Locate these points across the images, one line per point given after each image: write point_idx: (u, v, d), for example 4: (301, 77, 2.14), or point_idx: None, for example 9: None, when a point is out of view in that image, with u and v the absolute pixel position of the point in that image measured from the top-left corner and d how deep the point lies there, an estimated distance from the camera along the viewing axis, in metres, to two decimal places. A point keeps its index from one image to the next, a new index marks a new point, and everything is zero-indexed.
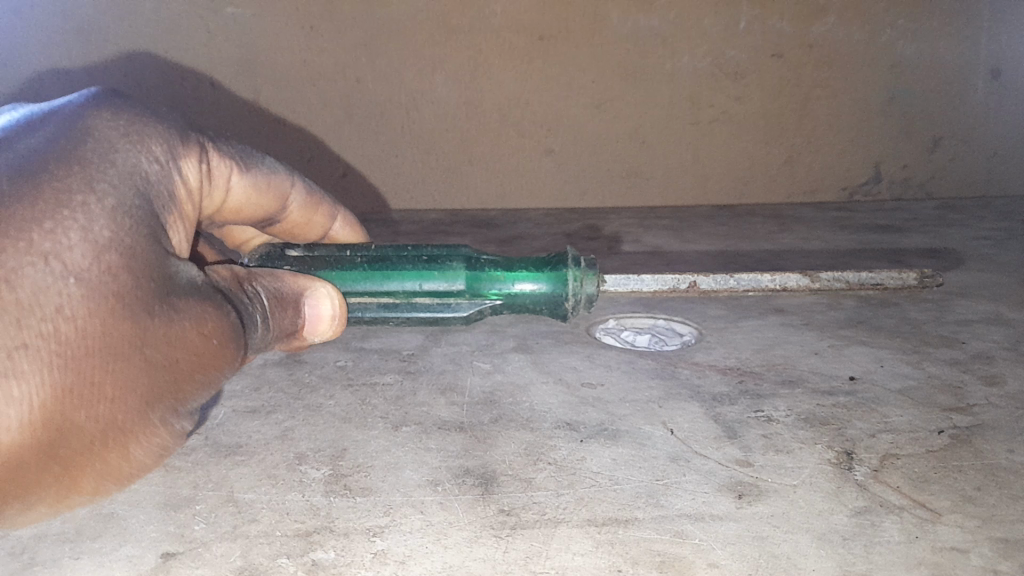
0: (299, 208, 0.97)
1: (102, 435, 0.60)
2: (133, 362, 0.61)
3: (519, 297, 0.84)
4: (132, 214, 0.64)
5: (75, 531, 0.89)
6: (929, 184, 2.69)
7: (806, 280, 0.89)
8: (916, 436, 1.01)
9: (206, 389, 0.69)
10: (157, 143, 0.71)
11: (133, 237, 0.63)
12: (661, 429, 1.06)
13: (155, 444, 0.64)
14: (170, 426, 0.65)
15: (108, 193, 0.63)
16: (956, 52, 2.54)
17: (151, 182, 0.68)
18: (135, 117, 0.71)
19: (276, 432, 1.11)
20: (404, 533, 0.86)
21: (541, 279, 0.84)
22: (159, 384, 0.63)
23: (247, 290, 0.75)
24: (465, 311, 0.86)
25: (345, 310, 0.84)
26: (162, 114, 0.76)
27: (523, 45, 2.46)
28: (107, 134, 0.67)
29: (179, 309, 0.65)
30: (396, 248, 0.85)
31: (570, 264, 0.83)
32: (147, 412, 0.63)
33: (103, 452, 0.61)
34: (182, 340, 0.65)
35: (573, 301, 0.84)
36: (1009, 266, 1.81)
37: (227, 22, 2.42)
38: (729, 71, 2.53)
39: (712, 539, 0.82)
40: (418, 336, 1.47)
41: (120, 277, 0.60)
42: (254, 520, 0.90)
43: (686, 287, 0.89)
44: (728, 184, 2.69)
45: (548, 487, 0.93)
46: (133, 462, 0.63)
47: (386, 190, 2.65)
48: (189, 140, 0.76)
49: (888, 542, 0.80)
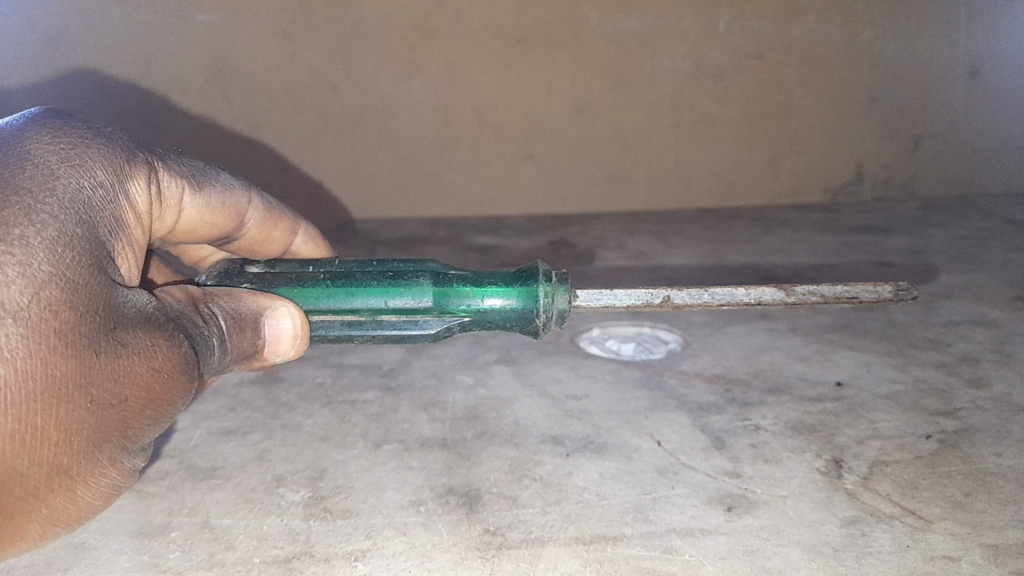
0: (257, 225, 0.95)
1: (47, 480, 0.57)
2: (78, 403, 0.58)
3: (489, 313, 0.81)
4: (74, 246, 0.61)
5: (44, 564, 0.86)
6: (910, 183, 2.71)
7: (782, 293, 0.80)
8: (904, 442, 1.00)
9: (157, 424, 0.66)
10: (100, 168, 0.68)
11: (74, 271, 0.60)
12: (648, 441, 1.04)
13: (105, 484, 0.62)
14: (120, 465, 0.63)
15: (48, 224, 0.60)
16: (932, 51, 2.56)
17: (95, 210, 0.66)
18: (76, 140, 0.68)
19: (253, 453, 1.08)
20: (387, 557, 0.83)
21: (512, 294, 0.80)
22: (106, 423, 0.61)
23: (203, 311, 0.74)
24: (433, 326, 0.82)
25: (308, 328, 0.80)
26: (106, 131, 0.73)
27: (502, 50, 2.45)
28: (47, 161, 0.64)
29: (125, 342, 0.62)
30: (361, 263, 0.82)
31: (541, 280, 0.79)
32: (94, 453, 0.60)
33: (48, 497, 0.58)
34: (130, 375, 0.62)
35: (545, 317, 0.80)
36: (991, 265, 1.82)
37: (197, 29, 2.38)
38: (708, 73, 2.54)
39: (702, 554, 0.80)
40: (398, 350, 1.45)
41: (62, 313, 0.58)
42: (230, 547, 0.87)
43: (660, 302, 0.81)
44: (710, 188, 2.70)
45: (534, 505, 0.91)
46: (82, 506, 0.61)
47: (365, 199, 2.61)
48: (136, 161, 0.74)
49: (880, 553, 0.79)
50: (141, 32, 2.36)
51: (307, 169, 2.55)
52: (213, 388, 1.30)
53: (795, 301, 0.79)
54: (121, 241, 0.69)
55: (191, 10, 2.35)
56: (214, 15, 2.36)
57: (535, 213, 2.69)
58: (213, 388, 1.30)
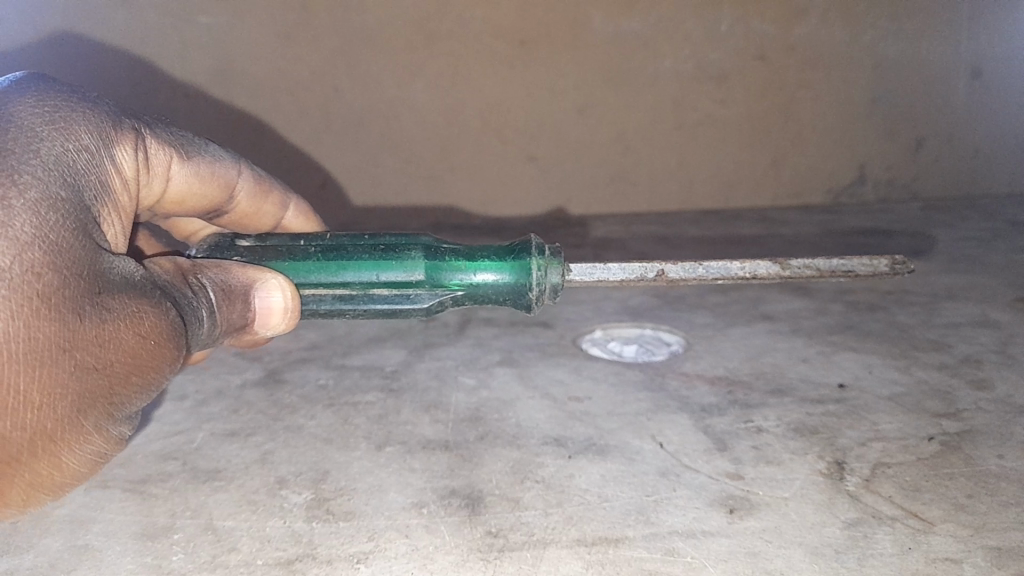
0: (247, 197, 0.95)
1: (31, 444, 0.58)
2: (62, 367, 0.58)
3: (481, 287, 0.81)
4: (58, 208, 0.61)
5: (48, 565, 0.86)
6: (913, 184, 2.71)
7: (776, 267, 0.80)
8: (906, 444, 1.00)
9: (144, 392, 0.66)
10: (85, 132, 0.69)
11: (58, 233, 0.60)
12: (650, 443, 1.04)
13: (89, 451, 0.62)
14: (105, 432, 0.63)
15: (32, 186, 0.60)
16: (935, 53, 2.56)
17: (81, 173, 0.66)
18: (61, 104, 0.68)
19: (255, 455, 1.08)
20: (389, 559, 0.84)
21: (504, 268, 0.80)
22: (91, 388, 0.61)
23: (191, 282, 0.73)
24: (426, 303, 0.82)
25: (300, 303, 0.81)
26: (92, 98, 0.73)
27: (504, 50, 2.46)
28: (31, 124, 0.64)
29: (110, 307, 0.62)
30: (352, 237, 0.83)
31: (534, 253, 0.79)
32: (79, 419, 0.60)
33: (33, 461, 0.59)
34: (116, 341, 0.62)
35: (538, 290, 0.80)
36: (995, 266, 1.82)
37: (200, 32, 2.38)
38: (709, 73, 2.54)
39: (704, 557, 0.80)
40: (400, 351, 1.45)
41: (46, 276, 0.58)
42: (233, 549, 0.87)
43: (654, 275, 0.82)
44: (712, 188, 2.70)
45: (536, 507, 0.91)
46: (65, 471, 0.61)
47: (367, 200, 2.62)
48: (122, 126, 0.74)
49: (882, 554, 0.79)
50: (144, 34, 2.37)
51: (309, 171, 2.55)
52: (216, 390, 1.30)
53: (789, 274, 0.80)
54: (108, 206, 0.70)
55: (194, 12, 2.36)
56: (216, 19, 2.37)
57: (537, 213, 2.69)
58: (216, 390, 1.30)
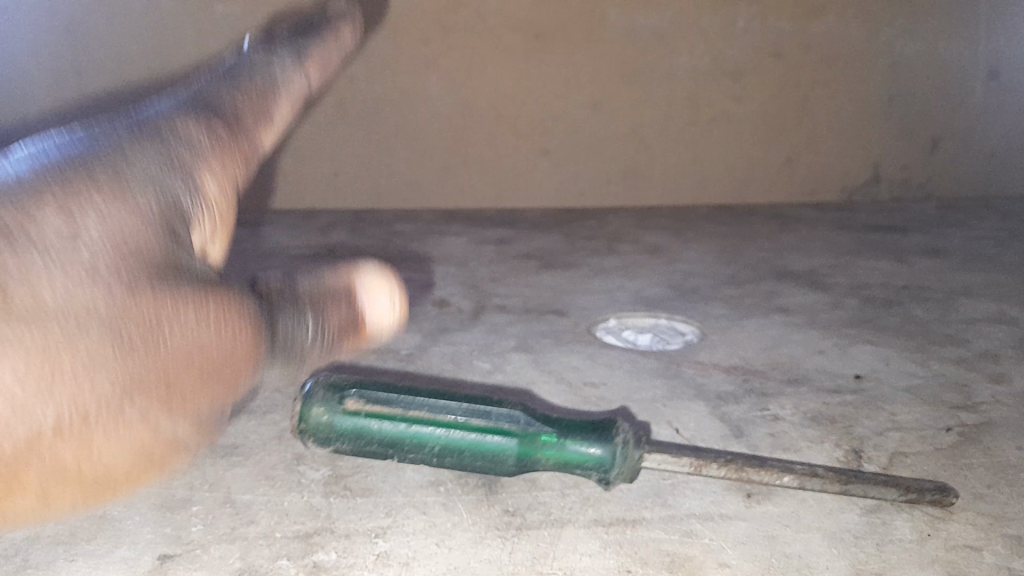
0: None
1: (59, 432, 0.47)
2: (110, 341, 0.49)
3: (575, 460, 0.81)
4: (146, 204, 0.57)
5: (69, 533, 0.87)
6: (928, 183, 2.69)
7: None
8: (924, 434, 1.00)
9: (222, 394, 0.53)
10: (181, 135, 0.65)
11: (134, 218, 0.55)
12: (666, 428, 1.04)
13: (135, 448, 0.49)
14: (163, 429, 0.50)
15: (122, 186, 0.57)
16: (954, 51, 2.56)
17: (172, 167, 0.62)
18: (166, 118, 0.66)
19: (273, 433, 1.09)
20: (407, 534, 0.84)
21: (593, 443, 0.81)
22: (145, 370, 0.50)
23: (286, 284, 0.64)
24: (490, 416, 0.79)
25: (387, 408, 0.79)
26: (194, 106, 0.70)
27: (520, 43, 2.47)
28: (129, 133, 0.62)
29: (180, 285, 0.53)
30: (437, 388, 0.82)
31: (620, 435, 0.81)
32: (127, 405, 0.49)
33: (64, 450, 0.47)
34: (177, 321, 0.52)
35: (630, 461, 0.81)
36: (1011, 265, 1.82)
37: (217, 19, 2.39)
38: (724, 69, 2.53)
39: (722, 539, 0.81)
40: (415, 335, 1.46)
41: (104, 249, 0.52)
42: (252, 521, 0.88)
43: None
44: (726, 184, 2.67)
45: (553, 488, 0.91)
46: (102, 464, 0.49)
47: (378, 190, 2.61)
48: (220, 123, 0.69)
49: (900, 540, 0.79)
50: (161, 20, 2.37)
51: (320, 158, 2.55)
52: None
53: None
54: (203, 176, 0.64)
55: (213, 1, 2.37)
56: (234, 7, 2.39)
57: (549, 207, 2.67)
58: None
